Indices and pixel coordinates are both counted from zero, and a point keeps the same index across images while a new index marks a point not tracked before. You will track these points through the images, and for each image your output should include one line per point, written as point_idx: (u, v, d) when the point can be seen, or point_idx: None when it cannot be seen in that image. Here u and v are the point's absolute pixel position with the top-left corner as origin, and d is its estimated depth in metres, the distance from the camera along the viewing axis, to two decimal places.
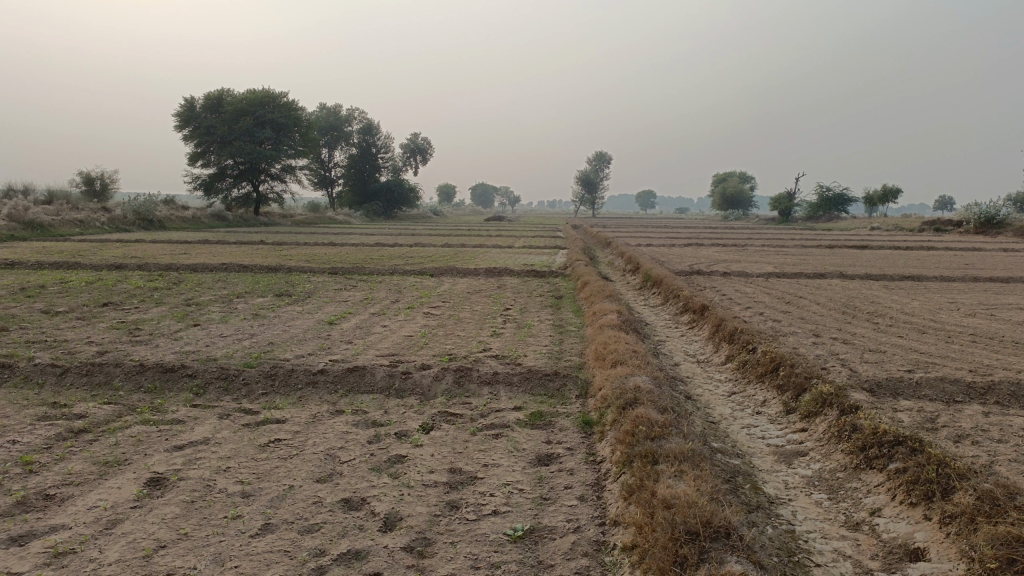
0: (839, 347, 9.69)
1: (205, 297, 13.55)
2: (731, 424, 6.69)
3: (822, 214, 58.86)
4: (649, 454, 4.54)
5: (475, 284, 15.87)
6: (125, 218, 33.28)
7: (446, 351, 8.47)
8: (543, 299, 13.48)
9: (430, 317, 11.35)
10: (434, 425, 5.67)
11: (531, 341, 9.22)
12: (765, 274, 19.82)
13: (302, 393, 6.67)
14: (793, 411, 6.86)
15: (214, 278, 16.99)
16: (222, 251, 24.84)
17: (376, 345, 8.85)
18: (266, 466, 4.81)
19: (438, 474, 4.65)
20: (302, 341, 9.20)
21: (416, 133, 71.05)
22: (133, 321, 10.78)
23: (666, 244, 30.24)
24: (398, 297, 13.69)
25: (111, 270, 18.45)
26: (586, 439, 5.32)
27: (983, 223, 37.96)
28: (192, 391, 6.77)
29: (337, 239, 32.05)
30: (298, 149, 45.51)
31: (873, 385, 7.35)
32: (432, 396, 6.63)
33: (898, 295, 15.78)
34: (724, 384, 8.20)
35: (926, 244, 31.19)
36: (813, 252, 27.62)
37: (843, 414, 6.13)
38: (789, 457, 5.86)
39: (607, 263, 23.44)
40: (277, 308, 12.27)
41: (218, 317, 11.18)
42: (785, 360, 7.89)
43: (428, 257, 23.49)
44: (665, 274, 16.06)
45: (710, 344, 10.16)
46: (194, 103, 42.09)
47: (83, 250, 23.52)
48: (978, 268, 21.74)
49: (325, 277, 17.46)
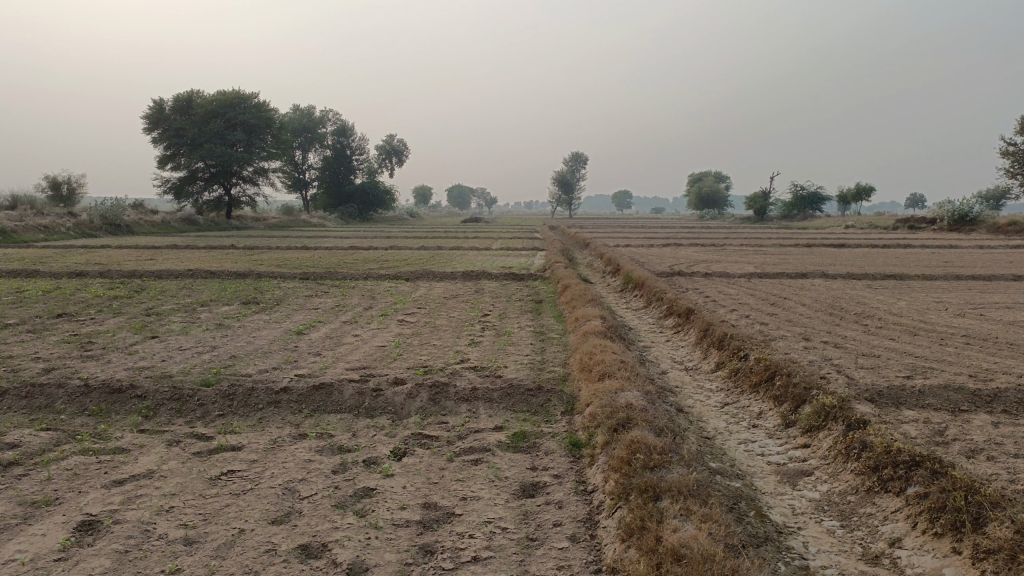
0: (832, 352, 9.29)
1: (168, 306, 12.88)
2: (727, 440, 6.23)
3: (797, 213, 59.00)
4: (649, 488, 4.04)
5: (452, 289, 15.33)
6: (91, 223, 32.30)
7: (421, 363, 7.92)
8: (522, 305, 12.98)
9: (405, 325, 10.77)
10: (406, 451, 5.14)
11: (512, 351, 8.71)
12: (747, 274, 19.47)
13: (263, 414, 6.11)
14: (792, 424, 6.41)
15: (179, 285, 16.27)
16: (190, 257, 24.04)
17: (346, 358, 8.28)
18: (215, 505, 4.26)
19: (410, 511, 4.12)
20: (267, 354, 8.61)
21: (392, 135, 70.36)
22: (86, 333, 10.11)
23: (645, 244, 29.92)
24: (371, 304, 13.11)
25: (72, 277, 17.68)
26: (574, 464, 4.82)
27: (957, 220, 38.08)
28: (141, 415, 6.17)
29: (310, 242, 31.39)
30: (270, 152, 44.63)
31: (875, 394, 6.93)
32: (405, 416, 6.09)
33: (883, 294, 15.48)
34: (715, 394, 7.75)
35: (904, 242, 31.10)
36: (792, 251, 27.36)
37: (849, 429, 5.68)
38: (793, 478, 5.40)
39: (586, 265, 22.99)
40: (243, 317, 11.64)
41: (178, 328, 10.54)
42: (780, 368, 7.45)
43: (403, 260, 22.91)
44: (646, 277, 15.61)
45: (699, 350, 9.72)
46: (163, 105, 41.03)
47: (46, 257, 22.64)
48: (958, 266, 21.57)
49: (296, 282, 16.84)
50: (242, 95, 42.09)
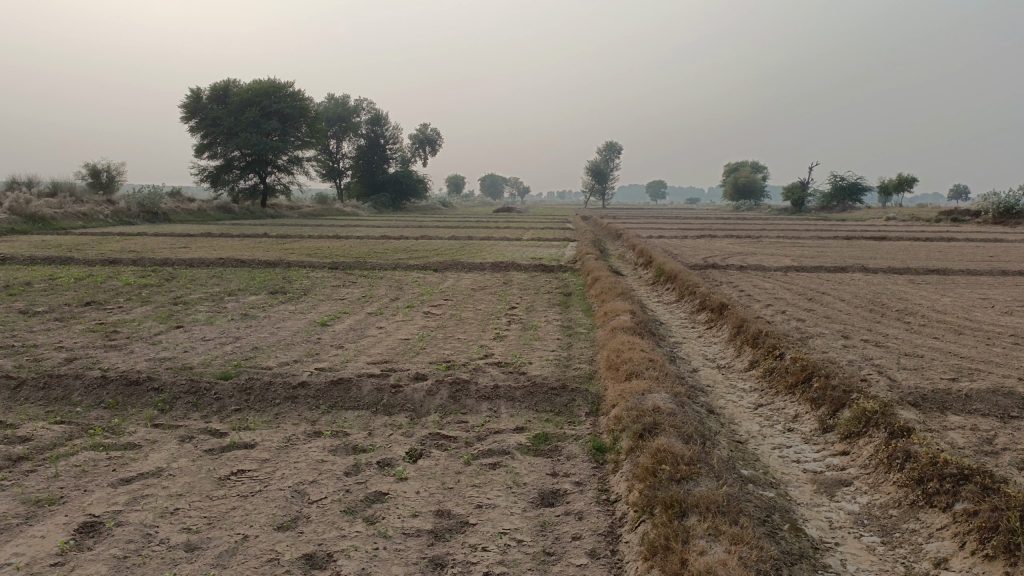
0: (872, 351, 8.90)
1: (196, 295, 12.85)
2: (761, 445, 5.94)
3: (836, 204, 57.79)
4: (676, 502, 3.78)
5: (480, 280, 15.13)
6: (129, 211, 32.68)
7: (443, 358, 7.73)
8: (551, 297, 12.72)
9: (430, 317, 10.58)
10: (423, 452, 4.94)
11: (537, 346, 8.47)
12: (783, 267, 18.97)
13: (279, 410, 5.96)
14: (830, 429, 6.10)
15: (209, 274, 16.28)
16: (223, 245, 24.13)
17: (368, 351, 8.12)
18: (221, 508, 4.10)
19: (421, 519, 3.91)
20: (289, 346, 8.48)
21: (426, 124, 70.31)
22: (113, 322, 10.08)
23: (679, 236, 29.47)
24: (398, 295, 12.95)
25: (104, 265, 17.79)
26: (597, 471, 4.58)
27: (1002, 213, 36.92)
28: (157, 408, 6.05)
29: (342, 231, 31.43)
30: (305, 141, 44.78)
31: (919, 398, 6.57)
32: (424, 414, 5.90)
33: (926, 290, 14.94)
34: (749, 395, 7.44)
35: (947, 236, 30.21)
36: (830, 244, 26.72)
37: (892, 437, 5.35)
38: (830, 488, 5.10)
39: (618, 256, 22.63)
40: (269, 307, 11.56)
41: (203, 318, 10.47)
42: (818, 369, 7.12)
43: (433, 250, 22.76)
44: (679, 269, 15.24)
45: (732, 347, 9.39)
46: (200, 94, 41.35)
47: (82, 244, 22.90)
48: (1005, 261, 20.84)
49: (324, 272, 16.77)
50: (277, 84, 42.25)
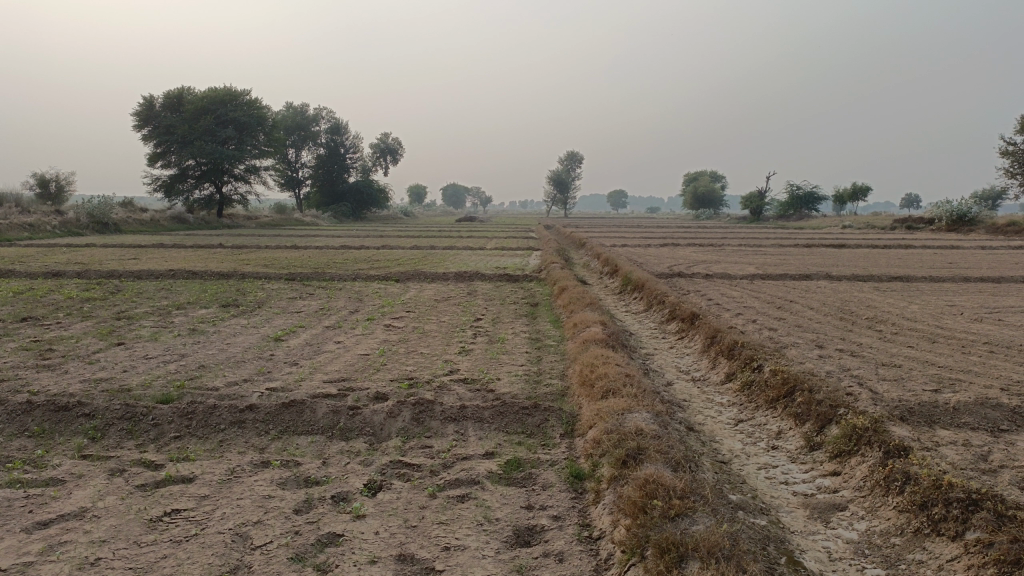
0: (850, 362, 8.61)
1: (142, 310, 12.13)
2: (746, 465, 5.57)
3: (793, 212, 58.42)
4: (671, 546, 3.35)
5: (443, 291, 14.63)
6: (78, 221, 31.51)
7: (405, 375, 7.23)
8: (517, 308, 12.29)
9: (392, 331, 10.07)
10: (383, 483, 4.47)
11: (505, 360, 8.02)
12: (749, 275, 18.79)
13: (224, 437, 5.43)
14: (817, 447, 5.76)
15: (158, 286, 15.54)
16: (175, 256, 23.28)
17: (324, 369, 7.59)
18: (150, 558, 3.57)
19: (382, 566, 3.44)
20: (239, 364, 7.90)
21: (387, 134, 69.61)
22: (48, 339, 9.39)
23: (642, 244, 29.32)
24: (358, 307, 12.40)
25: (47, 278, 16.93)
26: (577, 502, 4.16)
27: (955, 220, 37.49)
28: (87, 436, 5.46)
29: (300, 241, 30.69)
30: (262, 150, 43.80)
31: (906, 412, 6.25)
32: (385, 439, 5.42)
33: (892, 297, 14.85)
34: (728, 409, 7.08)
35: (905, 243, 30.48)
36: (792, 252, 26.75)
37: (887, 457, 5.02)
38: (824, 513, 4.73)
39: (582, 265, 22.33)
40: (220, 322, 10.94)
41: (148, 334, 9.81)
42: (800, 382, 6.79)
43: (394, 260, 22.21)
44: (647, 278, 14.92)
45: (705, 359, 9.05)
46: (153, 102, 40.19)
47: (25, 256, 21.88)
48: (965, 268, 20.96)
49: (281, 284, 16.14)
50: (233, 91, 41.29)
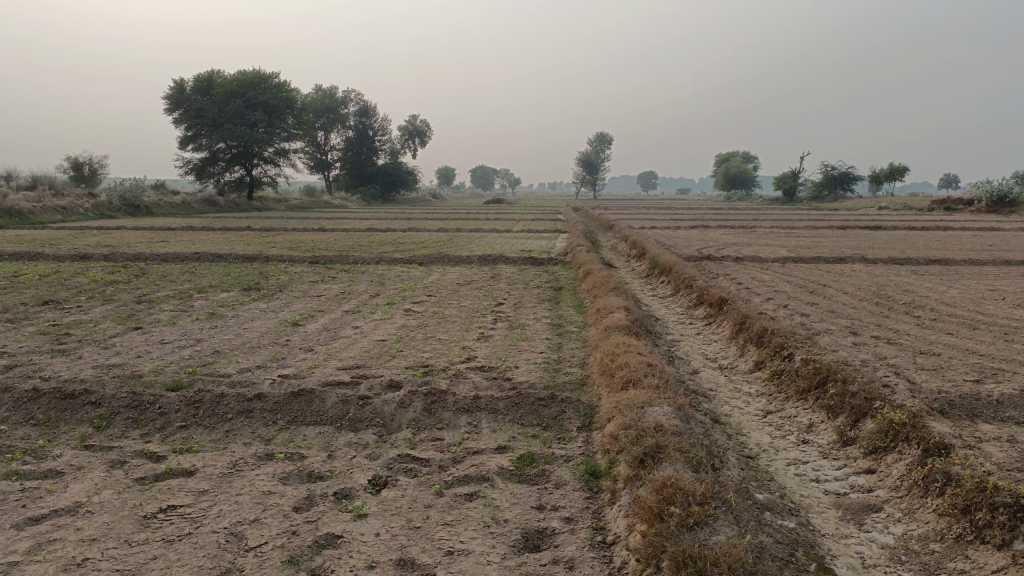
0: (886, 350, 8.24)
1: (163, 293, 12.06)
2: (774, 460, 5.28)
3: (827, 193, 57.22)
4: (689, 559, 3.09)
5: (467, 275, 14.42)
6: (110, 204, 31.75)
7: (421, 362, 7.02)
8: (541, 293, 12.02)
9: (411, 316, 9.88)
10: (388, 479, 4.26)
11: (525, 347, 7.78)
12: (781, 258, 18.31)
13: (231, 427, 5.26)
14: (851, 443, 5.45)
15: (182, 270, 15.51)
16: (203, 239, 23.32)
17: (339, 356, 7.41)
18: (139, 558, 3.40)
19: (379, 572, 3.23)
20: (253, 350, 7.75)
21: (416, 116, 69.32)
22: (66, 323, 9.34)
23: (672, 226, 28.82)
24: (379, 291, 12.23)
25: (74, 261, 16.99)
26: (591, 503, 3.91)
27: (995, 202, 36.41)
28: (91, 426, 5.34)
29: (328, 224, 30.69)
30: (291, 132, 43.76)
31: (947, 406, 5.89)
32: (395, 430, 5.23)
33: (930, 281, 14.34)
34: (756, 400, 6.77)
35: (943, 224, 29.65)
36: (826, 234, 26.10)
37: (927, 455, 4.70)
38: (857, 515, 4.43)
39: (610, 248, 21.96)
40: (240, 306, 10.84)
41: (166, 318, 9.71)
42: (833, 372, 6.46)
43: (419, 243, 22.04)
44: (674, 262, 14.56)
45: (734, 346, 8.73)
46: (183, 85, 40.29)
47: (57, 239, 22.04)
48: (1006, 250, 20.25)
49: (304, 267, 16.03)
50: (262, 74, 41.25)
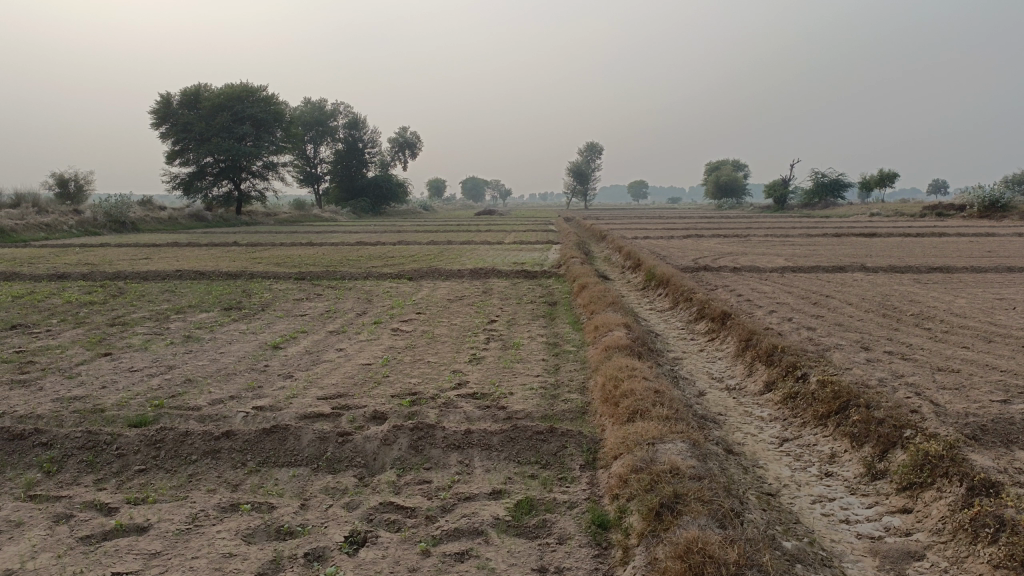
0: (903, 366, 7.74)
1: (139, 314, 11.49)
2: (797, 497, 4.79)
3: (818, 201, 56.99)
4: None
5: (457, 290, 13.90)
6: (95, 221, 31.12)
7: (408, 389, 6.49)
8: (534, 309, 11.51)
9: (399, 336, 9.35)
10: (368, 535, 3.74)
11: (520, 370, 7.26)
12: (779, 268, 17.84)
13: (194, 471, 4.74)
14: (881, 477, 4.96)
15: (163, 289, 14.95)
16: (188, 256, 22.73)
17: (320, 383, 6.86)
18: None
19: None
20: (228, 378, 7.20)
21: (405, 128, 68.80)
22: (32, 350, 8.77)
23: (665, 236, 28.35)
24: (366, 309, 11.70)
25: (52, 281, 16.39)
26: (601, 564, 3.42)
27: (987, 207, 36.09)
28: (40, 471, 4.80)
29: (317, 238, 30.16)
30: (280, 146, 43.24)
31: (981, 431, 5.40)
32: (378, 471, 4.71)
33: (935, 290, 13.89)
34: (769, 426, 6.28)
35: (939, 230, 29.33)
36: (822, 242, 25.66)
37: (972, 494, 4.22)
38: (898, 563, 3.94)
39: (603, 260, 21.48)
40: (219, 327, 10.30)
41: (138, 343, 9.16)
42: (855, 396, 5.98)
43: (409, 257, 21.54)
44: (672, 274, 14.07)
45: (740, 364, 8.24)
46: (170, 99, 39.76)
47: (36, 258, 21.42)
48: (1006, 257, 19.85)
49: (290, 284, 15.50)
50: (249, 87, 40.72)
